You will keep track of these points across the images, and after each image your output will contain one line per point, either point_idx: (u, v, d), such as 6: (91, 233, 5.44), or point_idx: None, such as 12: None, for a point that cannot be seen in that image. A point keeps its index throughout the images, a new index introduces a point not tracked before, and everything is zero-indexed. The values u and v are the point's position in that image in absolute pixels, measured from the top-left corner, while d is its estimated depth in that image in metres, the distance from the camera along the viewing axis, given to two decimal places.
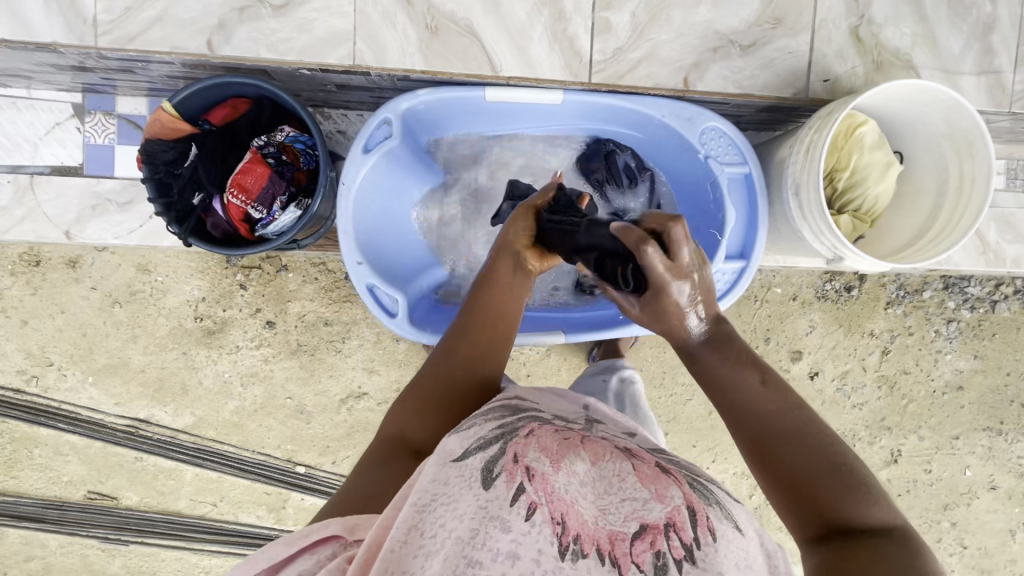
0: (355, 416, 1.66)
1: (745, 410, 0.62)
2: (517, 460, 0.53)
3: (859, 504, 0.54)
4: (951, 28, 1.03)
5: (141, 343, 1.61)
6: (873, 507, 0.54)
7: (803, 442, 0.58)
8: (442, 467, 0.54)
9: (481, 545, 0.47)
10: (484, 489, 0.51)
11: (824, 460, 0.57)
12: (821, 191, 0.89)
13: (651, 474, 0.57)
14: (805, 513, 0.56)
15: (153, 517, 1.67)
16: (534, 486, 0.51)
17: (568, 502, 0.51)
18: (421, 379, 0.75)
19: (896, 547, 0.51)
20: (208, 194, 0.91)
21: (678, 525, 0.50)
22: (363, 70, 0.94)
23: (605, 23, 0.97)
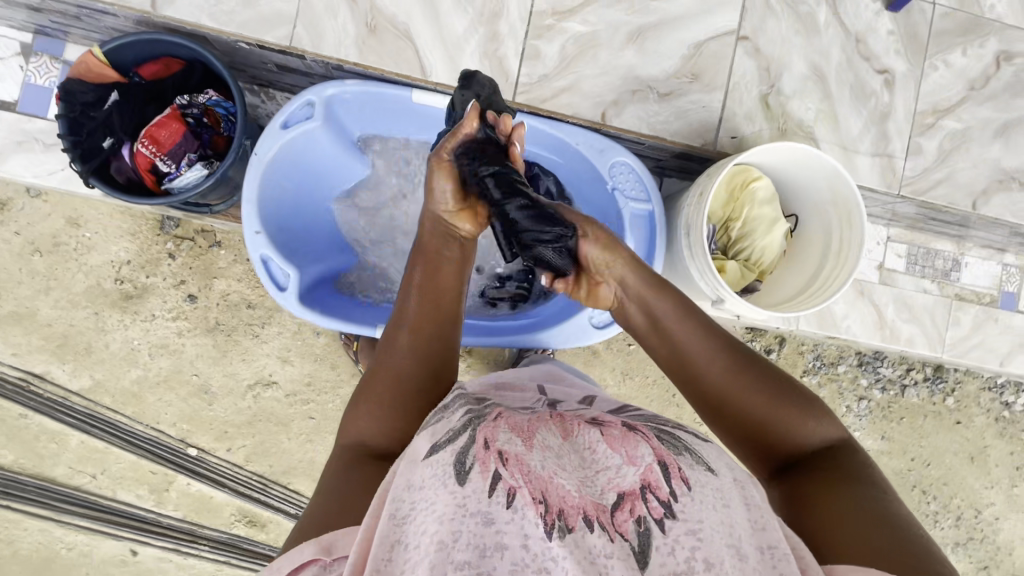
0: (260, 405, 1.62)
1: (710, 385, 0.67)
2: (487, 447, 0.52)
3: (808, 427, 0.65)
4: (851, 110, 1.12)
5: (54, 297, 1.57)
6: (817, 427, 0.65)
7: (766, 391, 0.65)
8: (417, 470, 0.53)
9: (465, 545, 0.45)
10: (459, 485, 0.49)
11: (777, 395, 0.65)
12: (704, 232, 0.95)
13: (619, 436, 0.56)
14: (769, 444, 0.65)
15: (24, 481, 1.58)
16: (509, 471, 0.50)
17: (547, 478, 0.50)
18: (367, 382, 0.72)
19: (849, 456, 0.63)
20: (119, 141, 0.94)
21: (653, 485, 0.51)
22: (298, 52, 0.99)
23: (535, 51, 1.04)
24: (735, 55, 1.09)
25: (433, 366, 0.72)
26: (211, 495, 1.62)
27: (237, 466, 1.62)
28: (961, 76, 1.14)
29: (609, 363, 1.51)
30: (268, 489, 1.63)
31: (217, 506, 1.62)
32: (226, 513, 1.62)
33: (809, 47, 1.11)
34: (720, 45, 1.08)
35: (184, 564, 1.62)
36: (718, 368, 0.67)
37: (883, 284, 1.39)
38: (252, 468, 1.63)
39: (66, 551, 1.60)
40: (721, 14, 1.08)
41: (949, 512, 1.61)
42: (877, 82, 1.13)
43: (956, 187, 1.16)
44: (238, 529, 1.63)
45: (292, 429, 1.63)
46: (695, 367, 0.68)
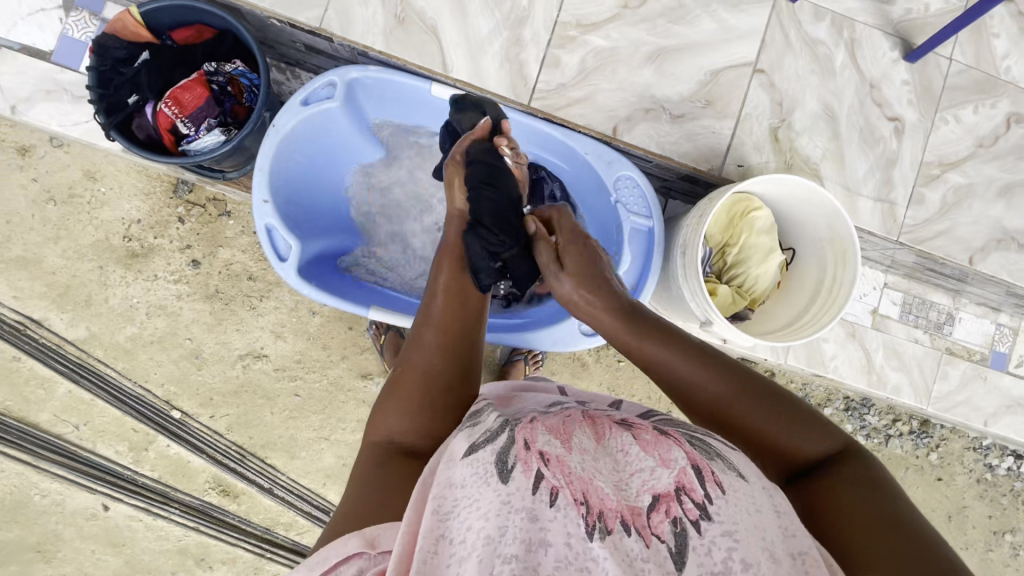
0: (247, 376, 1.64)
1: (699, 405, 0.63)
2: (528, 448, 0.53)
3: (808, 441, 0.60)
4: (859, 153, 1.14)
5: (61, 246, 1.61)
6: (819, 439, 0.60)
7: (751, 405, 0.61)
8: (456, 468, 0.53)
9: (511, 540, 0.45)
10: (502, 483, 0.49)
11: (771, 411, 0.61)
12: (699, 254, 0.97)
13: (652, 440, 0.55)
14: (767, 461, 0.62)
15: (7, 423, 1.60)
16: (551, 470, 0.50)
17: (586, 480, 0.50)
18: (393, 383, 0.71)
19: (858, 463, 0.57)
20: (144, 99, 0.96)
21: (688, 487, 0.49)
22: (327, 34, 1.02)
23: (555, 59, 1.06)
24: (751, 86, 1.11)
25: (464, 368, 0.72)
26: (188, 460, 1.63)
27: (218, 434, 1.64)
28: (970, 133, 1.16)
29: (597, 377, 1.53)
30: (245, 461, 1.64)
31: (193, 472, 1.63)
32: (201, 479, 1.63)
33: (823, 87, 1.13)
34: (736, 75, 1.11)
35: (153, 525, 1.63)
36: (698, 386, 0.63)
37: (875, 329, 1.39)
38: (232, 437, 1.64)
39: (39, 497, 1.61)
40: (739, 46, 1.11)
41: None
42: (887, 128, 1.15)
43: (955, 240, 1.17)
44: (211, 497, 1.64)
45: (276, 404, 1.65)
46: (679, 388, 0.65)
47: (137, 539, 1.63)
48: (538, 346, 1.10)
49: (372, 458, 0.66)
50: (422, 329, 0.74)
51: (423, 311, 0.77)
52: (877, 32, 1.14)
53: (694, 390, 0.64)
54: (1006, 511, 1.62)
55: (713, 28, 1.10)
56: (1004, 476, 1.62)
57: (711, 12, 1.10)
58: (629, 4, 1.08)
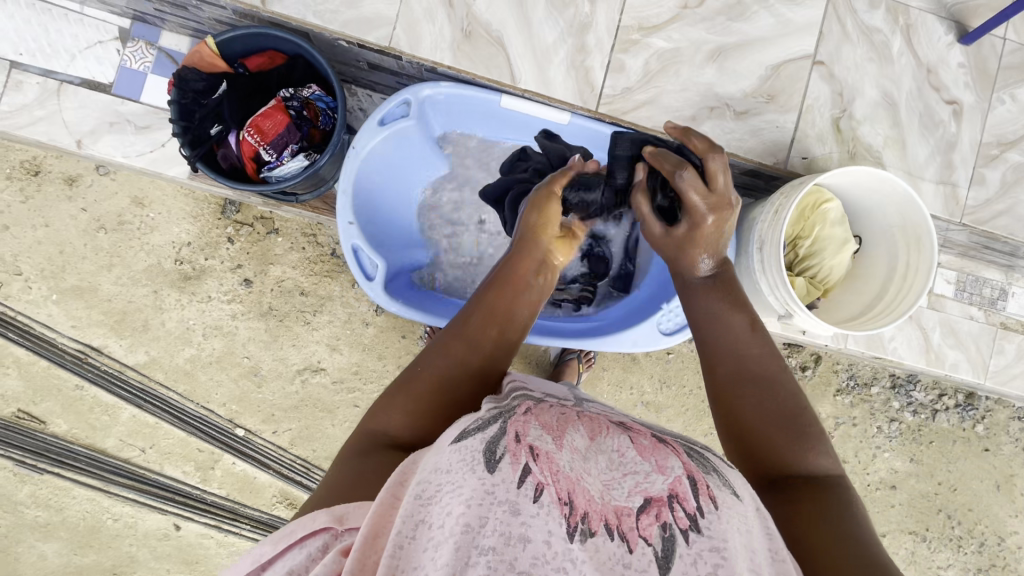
0: (306, 390, 1.66)
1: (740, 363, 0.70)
2: (518, 441, 0.54)
3: (805, 447, 0.65)
4: (919, 138, 1.15)
5: (115, 273, 1.62)
6: (815, 453, 0.65)
7: (786, 396, 0.67)
8: (443, 454, 0.54)
9: (490, 532, 0.46)
10: (488, 472, 0.50)
11: (791, 402, 0.67)
12: (781, 249, 0.99)
13: (649, 447, 0.60)
14: (758, 453, 0.66)
15: (75, 450, 1.62)
16: (538, 466, 0.52)
17: (573, 480, 0.52)
18: (409, 378, 0.72)
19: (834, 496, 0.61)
20: (226, 128, 0.98)
21: (681, 496, 0.52)
22: (396, 53, 1.03)
23: (620, 64, 1.07)
24: (811, 78, 1.12)
25: (479, 387, 0.73)
26: (255, 476, 1.65)
27: (282, 449, 1.66)
28: None
29: (649, 371, 1.54)
30: (309, 473, 1.67)
31: (260, 487, 1.66)
32: (267, 494, 1.66)
33: (881, 74, 1.14)
34: (797, 68, 1.12)
35: (224, 541, 1.66)
36: (751, 354, 0.70)
37: (930, 308, 1.41)
38: (296, 451, 1.67)
39: (111, 521, 1.64)
40: (799, 39, 1.12)
41: (972, 539, 1.62)
42: (945, 112, 1.16)
43: (1017, 219, 1.18)
44: (279, 510, 1.66)
45: (337, 415, 1.67)
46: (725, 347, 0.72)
47: (209, 555, 1.66)
48: (611, 348, 1.11)
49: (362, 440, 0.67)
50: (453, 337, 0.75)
51: (456, 319, 0.78)
52: (930, 17, 1.15)
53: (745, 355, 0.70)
54: None
55: (771, 22, 1.11)
56: None
57: (768, 7, 1.10)
58: (689, 4, 1.08)
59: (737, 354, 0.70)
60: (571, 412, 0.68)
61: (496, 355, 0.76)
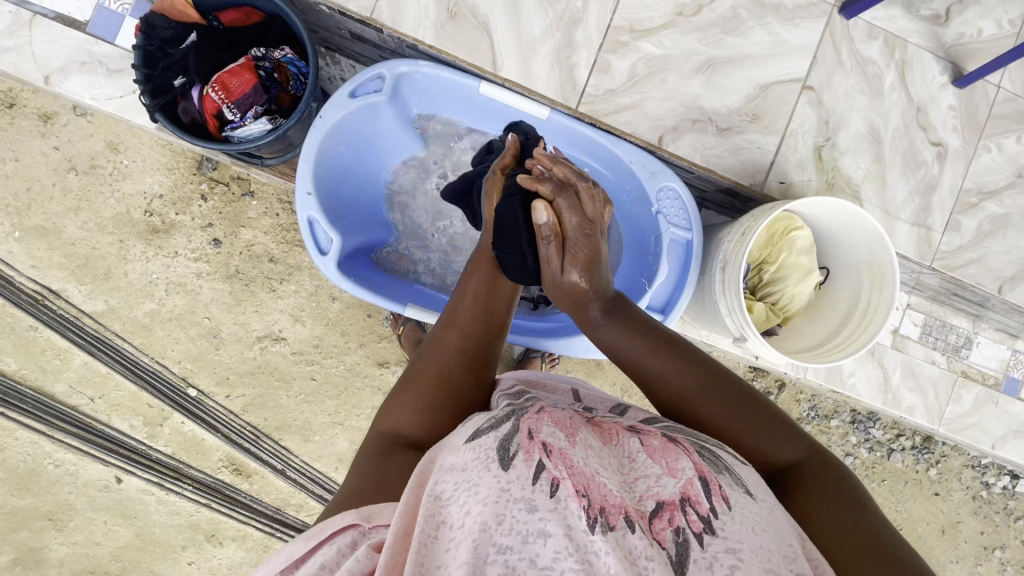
0: (265, 357, 1.64)
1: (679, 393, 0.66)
2: (532, 437, 0.53)
3: (778, 440, 0.63)
4: (900, 176, 1.14)
5: (82, 218, 1.58)
6: (785, 439, 0.63)
7: (733, 397, 0.65)
8: (459, 452, 0.54)
9: (508, 530, 0.45)
10: (503, 470, 0.49)
11: (740, 406, 0.64)
12: (740, 272, 0.97)
13: (659, 447, 0.56)
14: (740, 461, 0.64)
15: (22, 391, 1.59)
16: (553, 462, 0.50)
17: (589, 475, 0.50)
18: (412, 375, 0.71)
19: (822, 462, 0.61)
20: (190, 81, 0.93)
21: (693, 499, 0.50)
22: (377, 25, 1.00)
23: (606, 64, 1.05)
24: (798, 103, 1.10)
25: (479, 375, 0.72)
26: (203, 438, 1.64)
27: (233, 414, 1.64)
28: (1011, 162, 1.16)
29: (612, 377, 1.52)
30: (259, 441, 1.65)
31: (207, 449, 1.64)
32: (214, 457, 1.64)
33: (870, 107, 1.12)
34: (786, 90, 1.10)
35: (165, 499, 1.64)
36: (678, 380, 0.66)
37: (894, 348, 1.41)
38: (247, 418, 1.65)
39: (52, 467, 1.62)
40: (791, 62, 1.10)
41: None
42: (929, 153, 1.14)
43: (986, 269, 1.18)
44: (223, 475, 1.65)
45: (292, 386, 1.65)
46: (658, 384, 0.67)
47: (149, 512, 1.64)
48: (565, 351, 1.11)
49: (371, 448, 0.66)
50: (447, 327, 0.74)
51: (445, 310, 0.77)
52: (927, 55, 1.13)
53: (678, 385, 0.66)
54: (997, 527, 1.64)
55: (766, 40, 1.09)
56: (999, 494, 1.64)
57: (765, 25, 1.08)
58: (685, 11, 1.06)
59: (678, 389, 0.66)
60: (582, 417, 0.64)
61: (491, 340, 0.75)
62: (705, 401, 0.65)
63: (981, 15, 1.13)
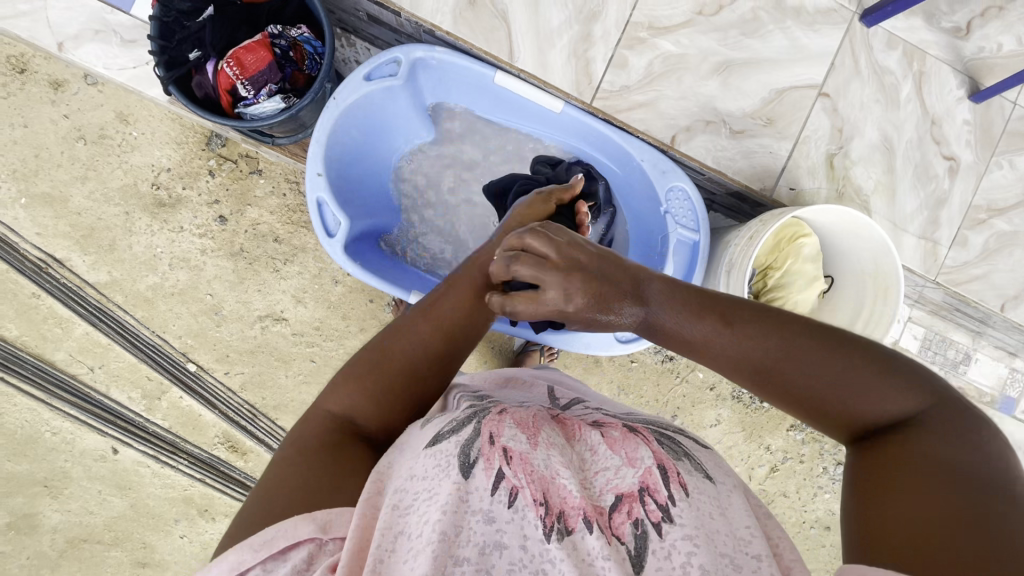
0: (265, 337, 1.65)
1: (747, 361, 0.55)
2: (493, 443, 0.55)
3: (877, 402, 0.51)
4: (910, 189, 1.14)
5: (89, 187, 1.58)
6: (888, 400, 0.50)
7: (817, 355, 0.52)
8: (419, 460, 0.55)
9: (466, 542, 0.47)
10: (463, 478, 0.51)
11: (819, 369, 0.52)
12: (746, 275, 0.97)
13: (619, 437, 0.58)
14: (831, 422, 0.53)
15: (22, 357, 1.60)
16: (512, 469, 0.52)
17: (548, 478, 0.52)
18: (370, 365, 0.66)
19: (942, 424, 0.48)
20: (206, 55, 0.93)
21: (652, 488, 0.51)
22: (395, 9, 1.00)
23: (623, 60, 1.04)
24: (813, 109, 1.10)
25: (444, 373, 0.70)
26: (200, 413, 1.65)
27: (231, 391, 1.65)
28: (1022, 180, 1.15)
29: (608, 374, 1.52)
30: (256, 420, 1.66)
31: (204, 425, 1.65)
32: (211, 433, 1.65)
33: (885, 117, 1.12)
34: (801, 96, 1.09)
35: (160, 472, 1.65)
36: (742, 346, 0.55)
37: None
38: (245, 396, 1.65)
39: (49, 434, 1.63)
40: (808, 67, 1.09)
41: None
42: (940, 167, 1.14)
43: (990, 286, 1.17)
44: (219, 451, 1.66)
45: (291, 367, 1.66)
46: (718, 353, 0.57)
47: (144, 484, 1.66)
48: (564, 345, 1.11)
49: (319, 438, 0.61)
50: (418, 318, 0.69)
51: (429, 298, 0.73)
52: (945, 68, 1.13)
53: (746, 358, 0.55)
54: None
55: (784, 44, 1.08)
56: None
57: (785, 29, 1.08)
58: (705, 11, 1.05)
59: (746, 360, 0.55)
60: (548, 414, 0.66)
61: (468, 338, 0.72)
62: (781, 370, 0.53)
63: (1002, 30, 1.12)
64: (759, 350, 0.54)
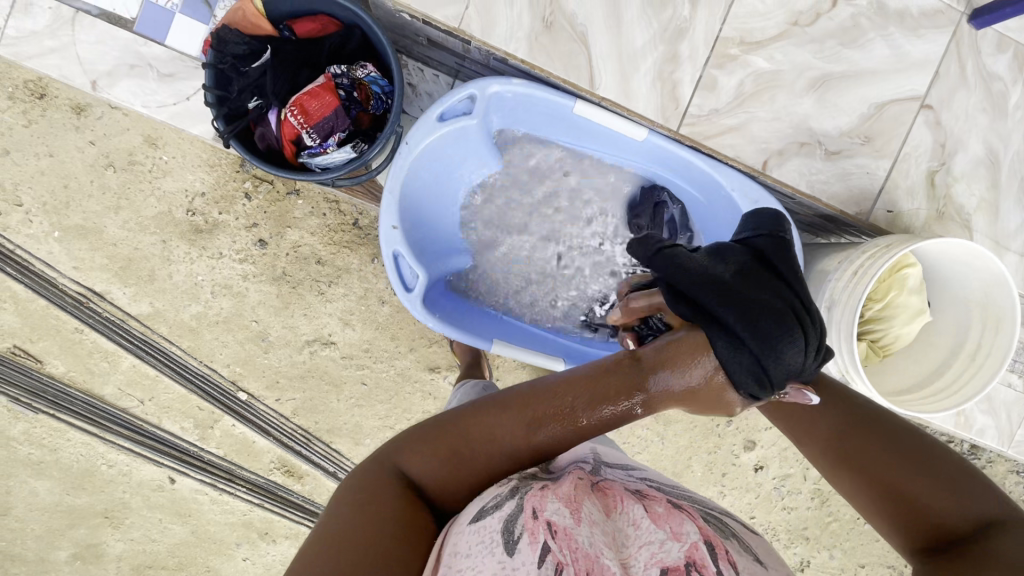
0: (315, 362, 1.49)
1: (827, 435, 0.66)
2: (536, 516, 0.52)
3: (949, 500, 0.55)
4: (1014, 205, 1.05)
5: (122, 218, 1.38)
6: (960, 499, 0.55)
7: (893, 451, 0.60)
8: (463, 536, 0.53)
9: None
10: (508, 555, 0.48)
11: (893, 454, 0.60)
12: (856, 314, 0.91)
13: (663, 513, 0.55)
14: (905, 526, 0.57)
15: (72, 394, 1.49)
16: (557, 544, 0.49)
17: (592, 556, 0.48)
18: (451, 450, 0.61)
19: (1020, 540, 0.51)
20: (267, 104, 0.85)
21: (700, 563, 0.48)
22: (465, 36, 0.91)
23: (712, 81, 0.96)
24: (915, 124, 1.01)
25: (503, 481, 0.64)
26: (253, 440, 1.53)
27: (284, 417, 1.52)
28: None
29: None
30: (310, 444, 1.54)
31: (259, 451, 1.54)
32: (266, 459, 1.54)
33: (991, 128, 1.03)
34: (903, 109, 1.00)
35: (219, 499, 1.57)
36: (825, 423, 0.66)
37: None
38: (298, 421, 1.53)
39: (104, 467, 1.54)
40: (912, 78, 1.00)
41: None
42: None
43: None
44: (276, 476, 1.55)
45: (343, 391, 1.52)
46: (807, 424, 0.68)
47: (203, 510, 1.58)
48: None
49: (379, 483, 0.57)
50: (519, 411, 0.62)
51: (535, 386, 0.64)
52: None
53: (807, 423, 0.68)
54: None
55: (886, 54, 0.98)
56: None
57: (887, 36, 0.98)
58: (801, 21, 0.96)
59: (838, 430, 0.65)
60: (588, 480, 0.62)
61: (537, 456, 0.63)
62: (859, 448, 0.62)
63: None
64: (822, 422, 0.67)
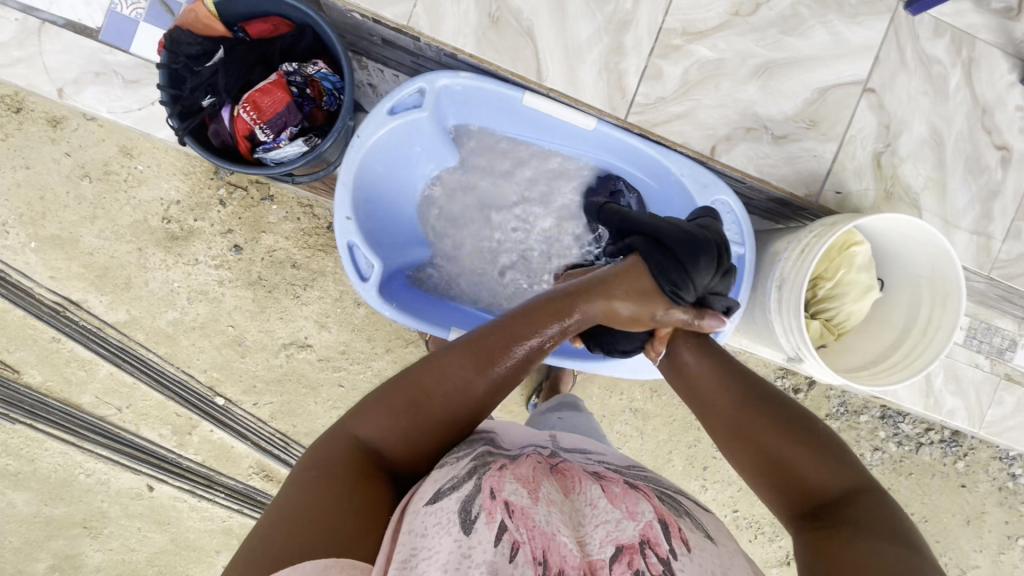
0: (291, 364, 1.50)
1: (722, 409, 0.66)
2: (494, 497, 0.52)
3: (824, 472, 0.58)
4: (960, 183, 1.08)
5: (98, 227, 1.40)
6: (833, 469, 0.58)
7: (779, 424, 0.62)
8: (418, 516, 0.52)
9: None
10: (464, 534, 0.49)
11: (780, 428, 0.61)
12: (802, 290, 0.92)
13: (620, 493, 0.57)
14: (787, 496, 0.59)
15: (50, 404, 1.49)
16: (515, 524, 0.50)
17: (549, 536, 0.50)
18: (409, 401, 0.61)
19: (879, 505, 0.55)
20: (220, 101, 0.89)
21: (653, 541, 0.50)
22: (414, 33, 0.94)
23: (657, 70, 0.99)
24: (858, 107, 1.04)
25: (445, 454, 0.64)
26: (232, 445, 1.53)
27: (262, 421, 1.52)
28: None
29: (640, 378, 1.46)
30: (289, 448, 1.54)
31: (237, 457, 1.53)
32: (244, 464, 1.54)
33: (933, 109, 1.06)
34: (845, 93, 1.03)
35: (198, 506, 1.56)
36: (721, 399, 0.66)
37: None
38: (276, 425, 1.53)
39: (83, 476, 1.54)
40: (853, 63, 1.03)
41: None
42: (992, 157, 1.07)
43: None
44: (254, 481, 1.55)
45: (320, 393, 1.52)
46: (705, 398, 0.67)
47: (182, 519, 1.57)
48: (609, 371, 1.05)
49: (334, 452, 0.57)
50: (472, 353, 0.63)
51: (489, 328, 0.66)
52: (995, 51, 1.06)
53: (704, 398, 0.68)
54: None
55: (825, 40, 1.02)
56: None
57: (826, 23, 1.01)
58: (741, 11, 0.99)
59: (732, 405, 0.65)
60: (545, 462, 0.63)
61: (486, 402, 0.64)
62: (751, 422, 0.63)
63: None
64: (723, 401, 0.66)
